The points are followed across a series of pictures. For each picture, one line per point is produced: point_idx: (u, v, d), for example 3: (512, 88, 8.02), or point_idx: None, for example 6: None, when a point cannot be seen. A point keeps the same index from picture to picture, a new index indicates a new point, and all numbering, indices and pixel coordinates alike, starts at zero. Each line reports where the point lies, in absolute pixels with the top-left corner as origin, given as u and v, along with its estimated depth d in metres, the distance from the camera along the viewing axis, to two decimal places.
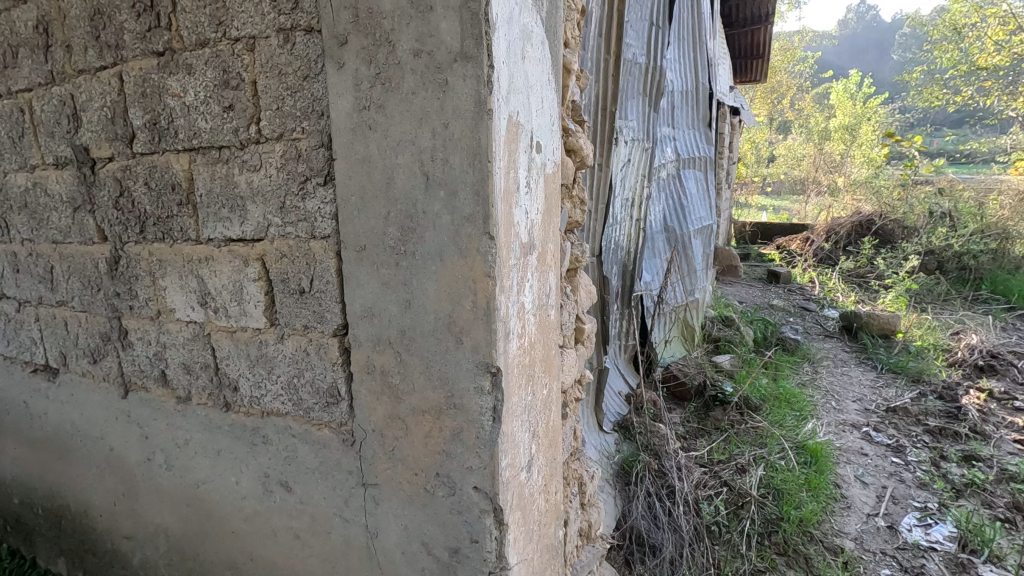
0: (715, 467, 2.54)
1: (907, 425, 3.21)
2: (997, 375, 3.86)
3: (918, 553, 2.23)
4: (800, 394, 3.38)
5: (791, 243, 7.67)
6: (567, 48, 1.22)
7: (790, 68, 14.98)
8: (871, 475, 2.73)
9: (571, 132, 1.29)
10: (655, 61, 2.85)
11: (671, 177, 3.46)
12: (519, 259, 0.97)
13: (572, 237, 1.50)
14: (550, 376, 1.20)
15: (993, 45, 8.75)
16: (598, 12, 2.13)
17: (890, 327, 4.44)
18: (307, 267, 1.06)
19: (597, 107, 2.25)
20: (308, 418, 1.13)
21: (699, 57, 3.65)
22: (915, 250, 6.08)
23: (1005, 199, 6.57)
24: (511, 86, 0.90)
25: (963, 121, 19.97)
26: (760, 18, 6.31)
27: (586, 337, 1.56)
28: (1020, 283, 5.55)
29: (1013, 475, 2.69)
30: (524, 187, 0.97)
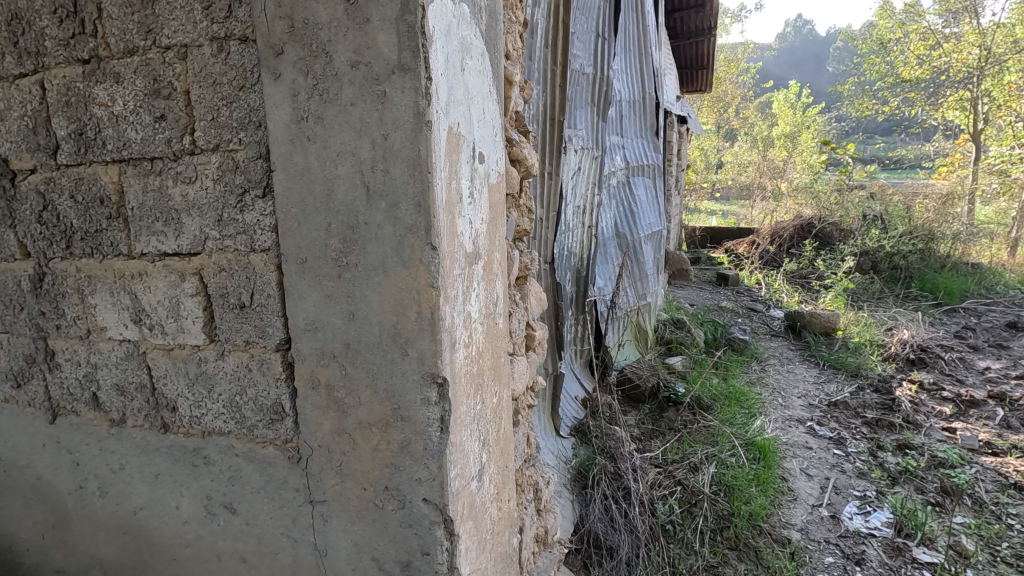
0: (668, 467, 2.60)
1: (847, 418, 3.38)
2: (927, 367, 4.12)
3: (859, 540, 2.34)
4: (748, 392, 3.51)
5: (738, 246, 7.96)
6: (508, 60, 1.24)
7: (734, 79, 15.61)
8: (815, 468, 2.85)
9: (515, 142, 1.31)
10: (602, 72, 2.92)
11: (621, 185, 3.54)
12: (463, 268, 0.98)
13: (520, 245, 1.52)
14: (500, 383, 1.21)
15: (916, 59, 9.36)
16: (544, 24, 2.17)
17: (831, 325, 4.66)
18: (247, 281, 1.03)
19: (545, 117, 2.28)
20: (251, 436, 1.10)
21: (645, 68, 3.77)
22: (851, 251, 6.42)
23: (929, 203, 7.04)
24: (451, 97, 0.91)
25: (892, 129, 21.29)
26: (703, 30, 6.56)
27: (537, 343, 1.58)
28: (944, 282, 5.97)
29: (942, 461, 2.86)
30: (467, 197, 0.98)
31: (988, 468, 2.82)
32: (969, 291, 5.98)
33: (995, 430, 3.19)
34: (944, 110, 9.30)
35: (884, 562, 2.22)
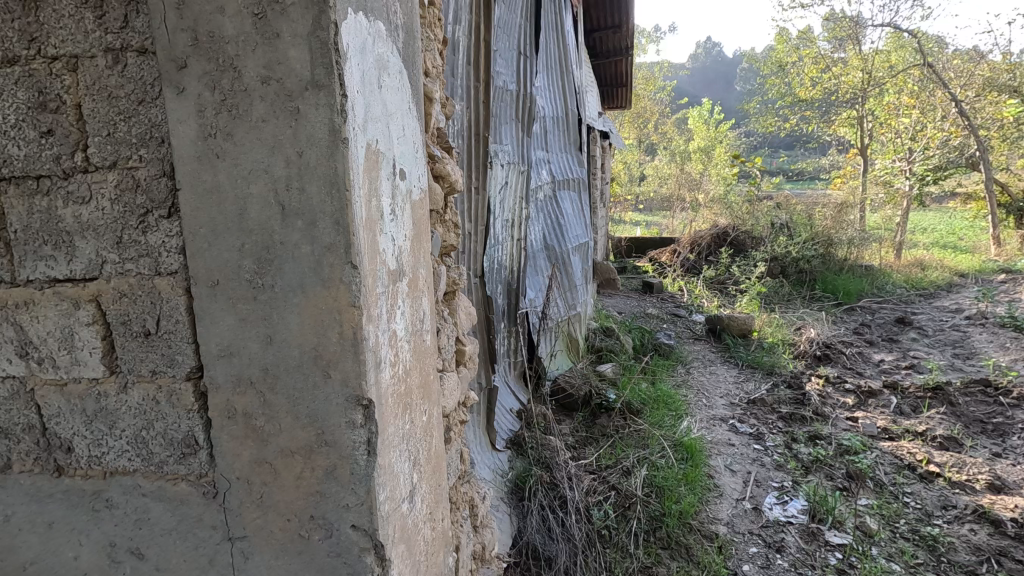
0: (602, 473, 2.66)
1: (765, 413, 3.61)
2: (831, 362, 4.47)
3: (779, 528, 2.49)
4: (675, 394, 3.66)
5: (661, 255, 8.32)
6: (427, 77, 1.24)
7: (652, 96, 16.41)
8: (737, 463, 3.01)
9: (438, 158, 1.31)
10: (526, 88, 2.98)
11: (548, 198, 3.62)
12: (387, 286, 0.97)
13: (447, 260, 1.52)
14: (430, 401, 1.19)
15: (810, 81, 10.23)
16: (465, 41, 2.20)
17: (747, 327, 4.97)
18: (152, 307, 0.96)
19: (470, 132, 2.29)
20: (161, 473, 1.02)
21: (567, 85, 3.89)
22: (762, 257, 6.89)
23: (827, 212, 7.69)
24: (368, 113, 0.90)
25: (793, 145, 23.15)
26: (621, 50, 6.87)
27: (468, 358, 1.58)
28: (842, 283, 6.54)
29: (847, 448, 3.11)
30: (388, 214, 0.97)
31: (885, 452, 3.10)
32: (864, 291, 6.59)
33: (890, 416, 3.51)
34: (836, 127, 10.22)
35: (801, 547, 2.37)
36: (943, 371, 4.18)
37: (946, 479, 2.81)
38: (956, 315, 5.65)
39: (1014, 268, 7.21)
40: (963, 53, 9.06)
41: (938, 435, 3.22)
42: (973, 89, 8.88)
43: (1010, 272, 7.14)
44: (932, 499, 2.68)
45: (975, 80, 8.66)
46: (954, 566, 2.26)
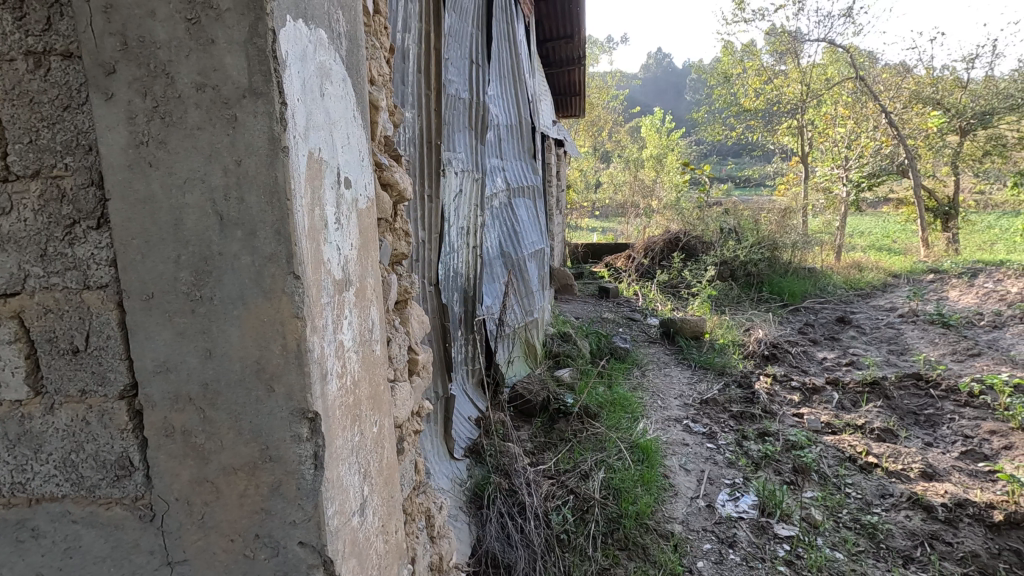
0: (561, 477, 2.68)
1: (717, 413, 3.72)
2: (778, 361, 4.66)
3: (731, 524, 2.56)
4: (631, 397, 3.73)
5: (617, 260, 8.48)
6: (373, 85, 1.24)
7: (606, 105, 16.75)
8: (691, 462, 3.09)
9: (385, 166, 1.30)
10: (479, 96, 2.99)
11: (503, 206, 3.64)
12: (332, 296, 0.96)
13: (398, 269, 1.51)
14: (381, 412, 1.18)
15: (754, 92, 10.67)
16: (416, 49, 2.20)
17: (699, 329, 5.13)
18: (81, 322, 0.91)
19: (421, 140, 2.29)
20: (93, 498, 0.96)
21: (520, 94, 3.92)
22: (713, 261, 7.13)
23: (772, 217, 8.03)
24: (310, 122, 0.89)
25: (740, 153, 24.12)
26: (573, 60, 7.01)
27: (421, 367, 1.56)
28: (787, 285, 6.83)
29: (794, 443, 3.24)
30: (332, 224, 0.96)
31: (828, 445, 3.24)
32: (807, 293, 6.90)
33: (832, 411, 3.69)
34: (779, 136, 10.69)
35: (752, 541, 2.45)
36: (880, 367, 4.42)
37: (883, 469, 2.96)
38: (890, 314, 5.99)
39: (941, 268, 7.71)
40: (892, 67, 9.66)
41: (876, 427, 3.40)
42: (902, 101, 9.47)
43: (938, 271, 7.63)
44: (871, 489, 2.82)
45: (903, 92, 9.27)
46: (891, 551, 2.38)
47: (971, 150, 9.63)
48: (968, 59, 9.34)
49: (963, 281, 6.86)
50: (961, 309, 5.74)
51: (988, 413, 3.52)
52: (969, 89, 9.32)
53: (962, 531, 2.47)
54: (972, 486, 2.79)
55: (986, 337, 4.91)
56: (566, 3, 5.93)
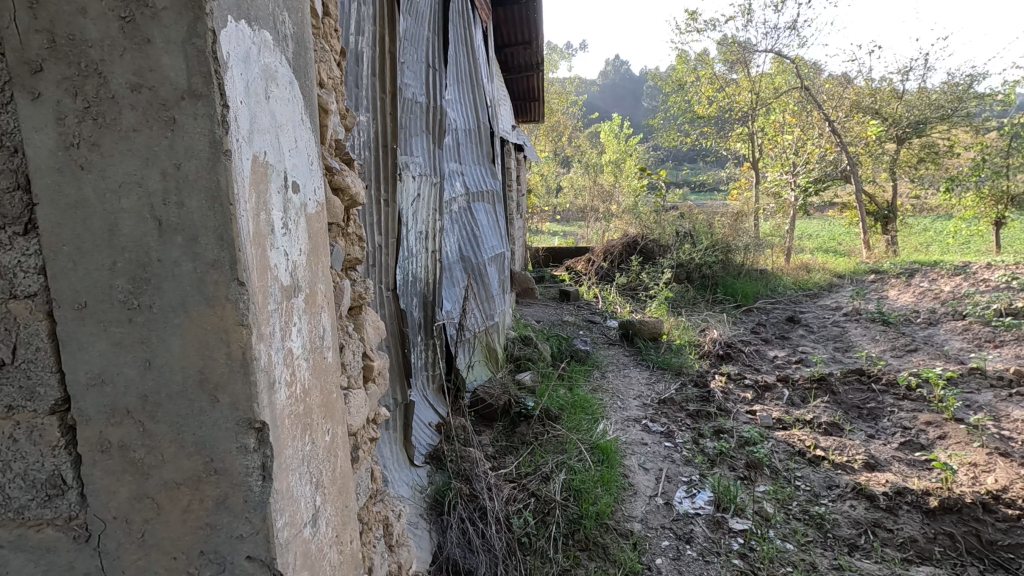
0: (522, 481, 2.69)
1: (674, 412, 3.81)
2: (732, 360, 4.81)
3: (688, 520, 2.63)
4: (591, 399, 3.77)
5: (577, 264, 8.57)
6: (322, 88, 1.22)
7: (565, 110, 16.96)
8: (650, 461, 3.15)
9: (336, 170, 1.29)
10: (436, 101, 2.98)
11: (462, 210, 3.64)
12: (279, 303, 0.93)
13: (352, 275, 1.48)
14: (334, 420, 1.16)
15: (707, 99, 10.99)
16: (370, 53, 2.18)
17: (657, 331, 5.24)
18: (6, 333, 0.85)
19: (376, 145, 2.26)
20: (21, 521, 0.89)
21: (478, 98, 3.93)
22: (669, 264, 7.30)
23: (725, 220, 8.29)
24: (254, 125, 0.87)
25: (695, 159, 24.85)
26: (532, 65, 7.08)
27: (376, 374, 1.55)
28: (740, 286, 7.07)
29: (748, 439, 3.34)
30: (279, 229, 0.94)
31: (779, 441, 3.37)
32: (758, 294, 7.16)
33: (783, 408, 3.83)
34: (731, 142, 11.05)
35: (708, 536, 2.51)
36: (826, 364, 4.62)
37: (830, 462, 3.09)
38: (835, 313, 6.27)
39: (881, 268, 8.14)
40: (834, 77, 10.16)
41: (823, 421, 3.55)
42: (844, 111, 9.96)
43: (878, 272, 8.04)
44: (819, 481, 2.94)
45: (844, 102, 9.89)
46: (838, 540, 2.49)
47: (907, 157, 10.22)
48: (902, 71, 9.90)
49: (901, 280, 7.26)
50: (899, 307, 6.07)
51: (925, 405, 3.73)
52: (904, 100, 9.88)
53: (901, 517, 2.61)
54: (910, 474, 2.94)
55: (922, 333, 5.21)
56: (523, 10, 5.98)
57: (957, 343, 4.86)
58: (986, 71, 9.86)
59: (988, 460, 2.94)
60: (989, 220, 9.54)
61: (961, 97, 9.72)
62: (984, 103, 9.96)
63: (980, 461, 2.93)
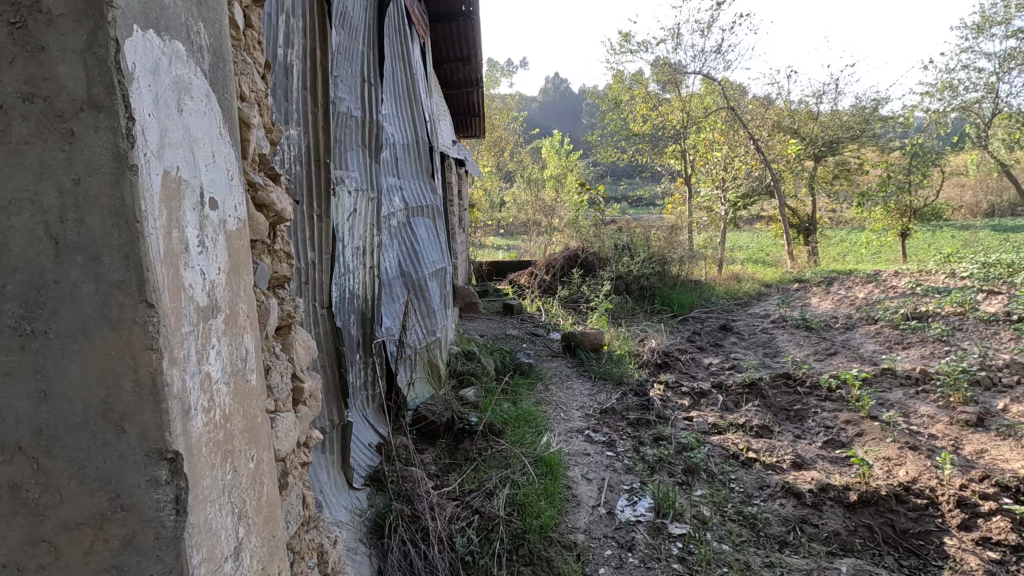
0: (465, 498, 2.65)
1: (616, 421, 3.89)
2: (670, 369, 4.98)
3: (629, 528, 2.67)
4: (535, 411, 3.79)
5: (520, 277, 8.64)
6: (243, 102, 1.18)
7: (507, 126, 17.18)
8: (593, 472, 3.19)
9: (259, 186, 1.24)
10: (372, 115, 2.95)
11: (401, 225, 3.59)
12: (195, 325, 0.89)
13: (279, 294, 1.43)
14: (259, 446, 1.10)
15: (642, 117, 11.41)
16: (300, 66, 2.13)
17: (598, 342, 5.35)
18: None
19: (308, 159, 2.21)
20: None
21: (416, 113, 3.91)
22: (609, 276, 7.50)
23: (661, 233, 8.60)
24: (164, 140, 0.84)
25: (631, 174, 25.80)
26: (471, 82, 7.15)
27: (306, 396, 1.49)
28: (676, 296, 7.34)
29: (685, 445, 3.45)
30: (194, 247, 0.90)
31: (714, 445, 3.49)
32: (693, 304, 7.46)
33: (718, 413, 3.98)
34: (665, 158, 11.52)
35: (648, 543, 2.57)
36: (756, 369, 4.86)
37: (761, 463, 3.23)
38: (764, 320, 6.62)
39: (803, 277, 8.67)
40: (757, 99, 10.82)
41: (754, 425, 3.71)
42: (767, 130, 10.59)
43: (801, 281, 8.56)
44: (751, 482, 3.07)
45: (767, 121, 10.58)
46: (769, 538, 2.59)
47: (824, 174, 10.99)
48: (817, 95, 10.69)
49: (821, 288, 7.76)
50: (820, 314, 6.48)
51: (844, 404, 3.98)
52: (819, 121, 10.64)
53: (825, 513, 2.76)
54: (833, 471, 3.12)
55: (840, 337, 5.58)
56: (462, 27, 6.05)
57: (871, 346, 5.24)
58: (888, 96, 10.79)
59: (899, 454, 3.17)
60: (896, 232, 10.40)
61: (868, 119, 10.58)
62: (888, 125, 10.89)
63: (893, 456, 3.15)
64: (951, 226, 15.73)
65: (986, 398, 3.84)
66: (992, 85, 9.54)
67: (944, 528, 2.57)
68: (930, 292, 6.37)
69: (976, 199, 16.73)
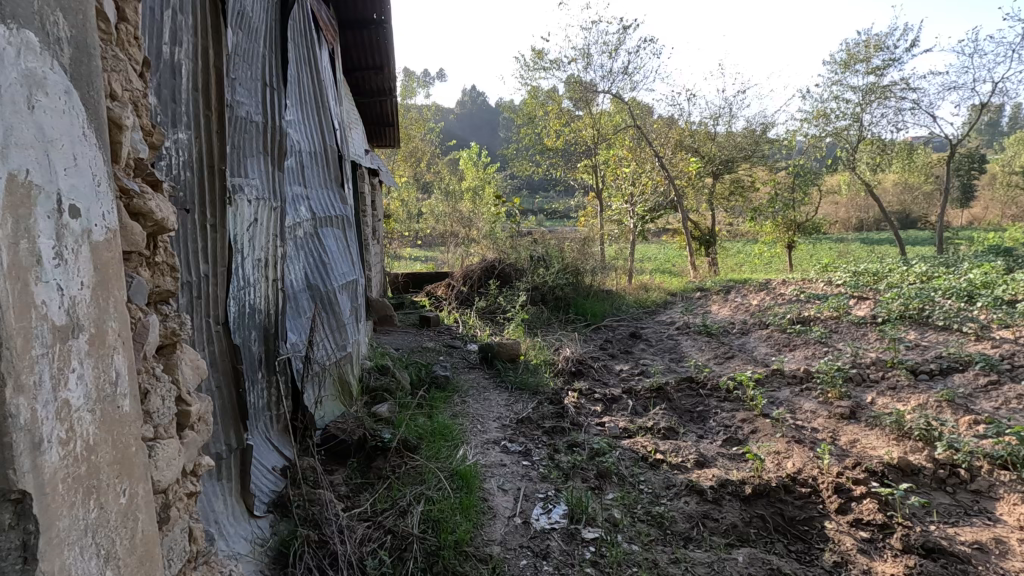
0: (377, 518, 2.57)
1: (531, 430, 3.93)
2: (584, 376, 5.12)
3: (544, 536, 2.70)
4: (451, 424, 3.75)
5: (437, 289, 8.54)
6: (114, 102, 1.08)
7: (424, 136, 17.05)
8: (509, 482, 3.20)
9: (134, 193, 1.14)
10: (275, 120, 2.81)
11: (308, 236, 3.43)
12: (50, 345, 0.79)
13: (161, 310, 1.32)
14: (133, 477, 0.99)
15: (555, 132, 11.70)
16: (190, 65, 1.99)
17: (514, 352, 5.39)
18: None
19: (199, 165, 2.06)
20: None
21: (324, 121, 3.77)
22: (525, 287, 7.62)
23: (574, 245, 8.87)
24: (9, 139, 0.75)
25: (545, 186, 26.52)
26: (384, 90, 7.03)
27: (194, 421, 1.38)
28: (589, 306, 7.59)
29: (597, 450, 3.55)
30: (48, 258, 0.80)
31: (625, 448, 3.62)
32: (605, 313, 7.74)
33: (628, 417, 4.14)
34: (578, 173, 11.92)
35: (562, 549, 2.60)
36: (663, 374, 5.12)
37: (668, 463, 3.39)
38: (670, 328, 6.99)
39: (705, 286, 9.29)
40: (662, 118, 11.49)
41: (661, 427, 3.90)
42: (670, 148, 11.29)
43: (703, 289, 9.16)
44: (659, 482, 3.21)
45: (671, 140, 11.28)
46: (675, 535, 2.72)
47: (722, 190, 11.86)
48: (714, 117, 11.53)
49: (720, 297, 8.33)
50: (719, 320, 6.95)
51: (740, 404, 4.28)
52: (717, 141, 11.49)
53: (724, 507, 2.93)
54: (731, 467, 3.33)
55: (737, 342, 6.01)
56: (373, 35, 5.93)
57: (763, 348, 5.69)
58: (774, 121, 11.86)
59: (787, 447, 3.45)
60: (783, 244, 11.46)
61: (757, 141, 11.56)
62: (774, 147, 11.97)
63: (782, 450, 3.43)
64: (828, 238, 17.51)
65: (858, 393, 4.28)
66: (857, 115, 10.78)
67: (824, 513, 2.82)
68: (811, 299, 7.04)
69: (848, 215, 18.79)
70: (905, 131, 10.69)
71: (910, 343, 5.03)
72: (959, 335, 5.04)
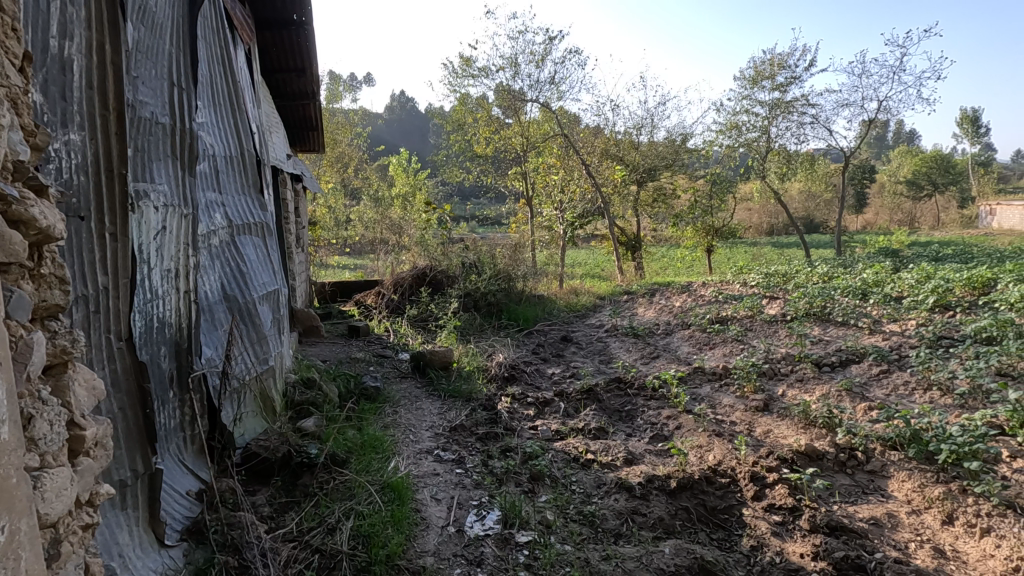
0: (303, 538, 2.47)
1: (465, 438, 3.91)
2: (517, 381, 5.15)
3: (478, 543, 2.69)
4: (382, 436, 3.66)
5: (366, 298, 8.32)
6: None
7: (351, 141, 16.57)
8: (442, 492, 3.16)
9: (14, 199, 1.05)
10: (184, 123, 2.65)
11: (223, 244, 3.25)
12: None
13: (48, 325, 1.21)
14: (12, 513, 0.90)
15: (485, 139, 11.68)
16: (83, 62, 1.84)
17: (447, 359, 5.33)
18: None
19: (96, 169, 1.91)
20: None
21: (241, 124, 3.59)
22: (457, 294, 7.59)
23: (505, 252, 8.93)
24: None
25: (476, 192, 26.54)
26: (307, 93, 6.81)
27: (89, 446, 1.27)
28: (521, 311, 7.68)
29: (530, 454, 3.58)
30: None
31: (557, 450, 3.67)
32: (537, 318, 7.84)
33: (560, 420, 4.21)
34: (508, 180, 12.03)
35: (496, 555, 2.60)
36: (593, 375, 5.25)
37: (598, 463, 3.48)
38: (599, 331, 7.17)
39: (631, 289, 9.64)
40: (588, 128, 11.87)
41: (592, 427, 3.99)
42: (596, 156, 11.67)
43: (630, 292, 9.49)
44: (591, 482, 3.28)
45: (596, 149, 11.65)
46: (606, 532, 2.79)
47: (646, 198, 12.21)
48: (637, 127, 12.01)
49: (646, 299, 8.67)
50: (645, 322, 7.21)
51: (665, 402, 4.47)
52: (640, 149, 11.96)
53: (651, 501, 3.04)
54: (658, 463, 3.46)
55: (662, 342, 6.27)
56: (294, 36, 5.73)
57: (686, 348, 5.97)
58: (692, 131, 12.51)
59: (708, 441, 3.63)
60: (703, 248, 12.29)
61: (677, 151, 12.12)
62: (693, 156, 12.60)
63: (704, 443, 3.61)
64: (743, 242, 18.65)
65: (770, 386, 4.58)
66: (765, 128, 11.61)
67: (742, 501, 2.99)
68: (728, 300, 7.46)
69: (760, 220, 20.15)
70: (806, 143, 11.61)
71: (814, 337, 5.45)
72: (855, 330, 5.52)
